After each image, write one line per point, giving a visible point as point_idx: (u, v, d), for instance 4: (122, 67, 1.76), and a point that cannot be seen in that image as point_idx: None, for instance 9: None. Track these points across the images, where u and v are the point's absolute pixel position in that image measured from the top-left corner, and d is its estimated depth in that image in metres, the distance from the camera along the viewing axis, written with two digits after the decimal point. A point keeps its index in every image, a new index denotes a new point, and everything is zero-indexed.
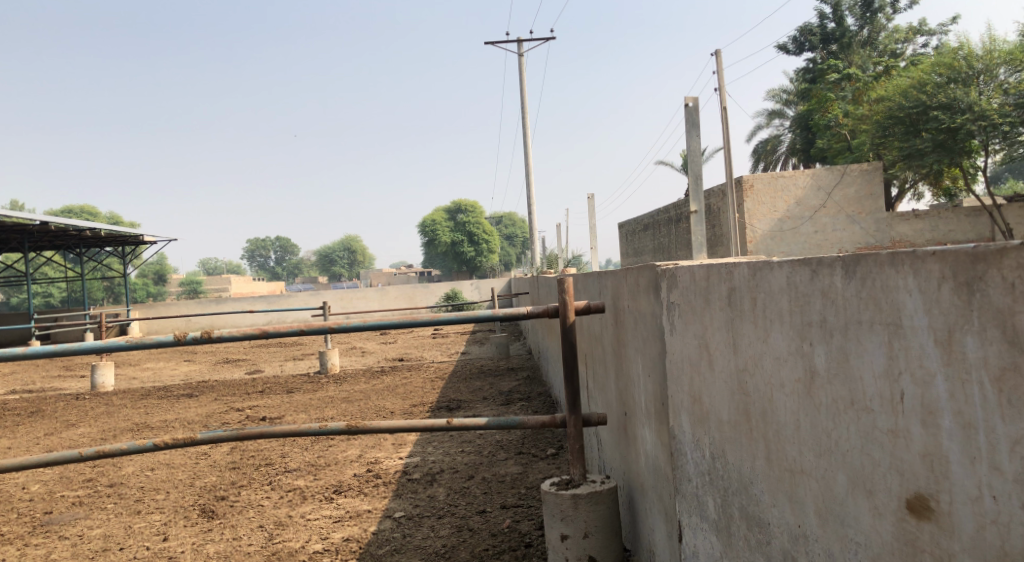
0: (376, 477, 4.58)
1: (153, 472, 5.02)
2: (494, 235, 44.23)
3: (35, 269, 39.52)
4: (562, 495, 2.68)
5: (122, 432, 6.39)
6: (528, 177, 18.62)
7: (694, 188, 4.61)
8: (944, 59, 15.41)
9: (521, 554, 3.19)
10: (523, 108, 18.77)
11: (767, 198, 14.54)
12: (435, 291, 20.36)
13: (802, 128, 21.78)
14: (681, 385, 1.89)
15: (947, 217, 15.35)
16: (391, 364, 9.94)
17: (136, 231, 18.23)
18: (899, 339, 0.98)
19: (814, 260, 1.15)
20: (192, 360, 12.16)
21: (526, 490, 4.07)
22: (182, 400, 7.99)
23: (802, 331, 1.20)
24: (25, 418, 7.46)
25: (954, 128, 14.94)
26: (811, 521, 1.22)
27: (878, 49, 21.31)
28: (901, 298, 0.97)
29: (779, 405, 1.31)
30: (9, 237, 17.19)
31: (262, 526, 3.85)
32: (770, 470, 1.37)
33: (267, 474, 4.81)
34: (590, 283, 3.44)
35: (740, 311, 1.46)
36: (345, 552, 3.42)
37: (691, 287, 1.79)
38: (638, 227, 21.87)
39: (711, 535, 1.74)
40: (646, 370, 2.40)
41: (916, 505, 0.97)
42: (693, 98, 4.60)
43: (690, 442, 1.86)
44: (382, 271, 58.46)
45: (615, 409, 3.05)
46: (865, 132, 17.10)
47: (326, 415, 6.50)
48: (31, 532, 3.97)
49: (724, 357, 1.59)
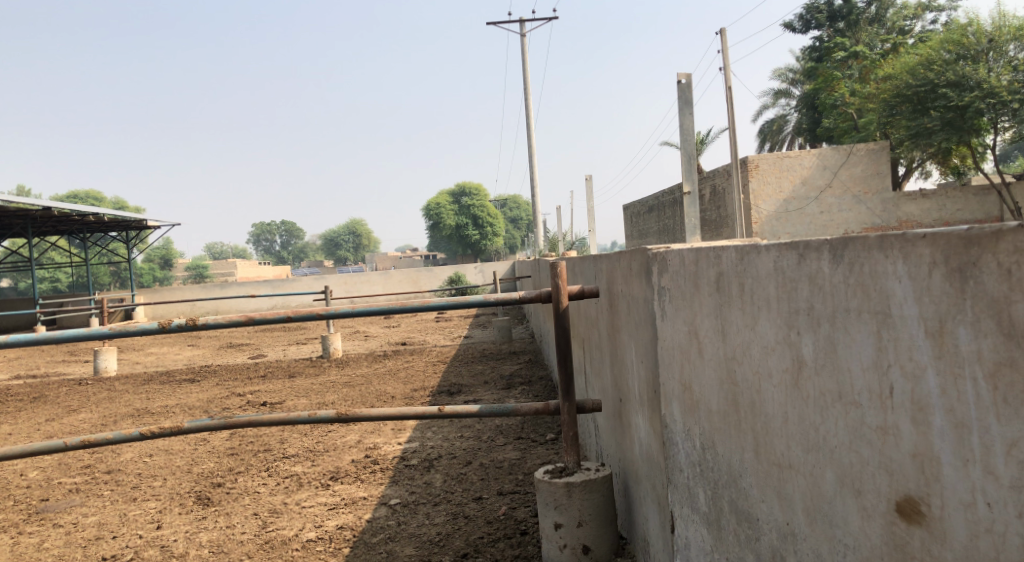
0: (374, 463, 4.54)
1: (151, 458, 4.99)
2: (497, 217, 44.01)
3: (41, 255, 39.85)
4: (556, 484, 2.62)
5: (123, 417, 6.38)
6: (531, 159, 18.56)
7: (686, 167, 4.52)
8: (953, 35, 15.18)
9: (516, 542, 3.14)
10: (526, 89, 18.68)
11: (773, 178, 14.46)
12: (439, 274, 20.27)
13: (809, 107, 21.56)
14: (672, 372, 1.82)
15: (955, 197, 15.18)
16: (394, 348, 9.92)
17: (139, 216, 18.23)
18: (889, 330, 0.91)
19: (802, 244, 1.08)
20: (196, 345, 12.18)
21: (524, 476, 4.03)
22: (184, 385, 8.00)
23: (790, 318, 1.13)
24: (27, 404, 7.47)
25: (963, 106, 14.77)
26: (800, 519, 1.15)
27: (885, 26, 21.07)
28: (889, 285, 0.90)
29: (766, 397, 1.24)
30: (13, 222, 17.20)
31: (257, 514, 3.81)
32: (759, 463, 1.31)
33: (265, 460, 4.78)
34: (585, 267, 3.36)
35: (729, 297, 1.39)
36: (339, 540, 3.38)
37: (681, 271, 1.71)
38: (643, 209, 21.76)
39: (703, 528, 1.68)
40: (640, 357, 2.33)
41: (906, 509, 0.90)
42: (685, 75, 4.50)
43: (681, 433, 1.80)
44: (387, 256, 58.59)
45: (610, 395, 2.98)
46: (872, 111, 16.91)
47: (326, 400, 6.46)
48: (26, 520, 3.95)
49: (713, 345, 1.52)
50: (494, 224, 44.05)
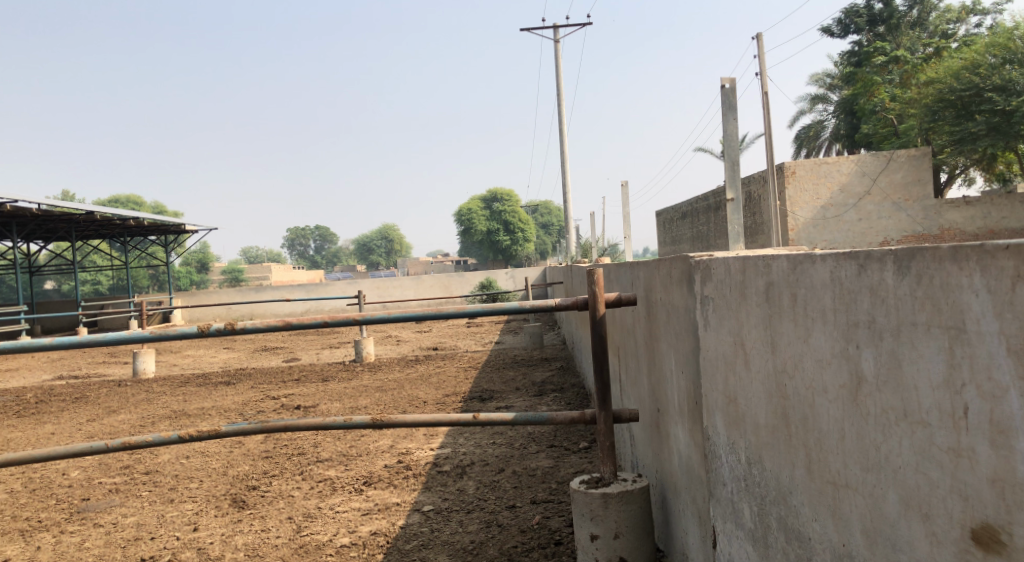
0: (407, 468, 4.52)
1: (188, 460, 5.04)
2: (529, 224, 44.03)
3: (84, 258, 40.97)
4: (592, 494, 2.57)
5: (160, 419, 6.45)
6: (565, 165, 18.54)
7: (730, 173, 4.45)
8: (999, 39, 14.85)
9: (551, 553, 3.10)
10: (560, 95, 18.68)
11: (810, 185, 14.24)
12: (471, 281, 20.31)
13: (847, 113, 21.20)
14: (715, 383, 1.78)
15: (1000, 204, 14.80)
16: (426, 353, 9.93)
17: (179, 220, 18.56)
18: (962, 346, 0.86)
19: (861, 254, 1.04)
20: (232, 347, 12.33)
21: (557, 485, 3.99)
22: (220, 388, 8.08)
23: (848, 331, 1.08)
24: (69, 404, 7.61)
25: (1009, 111, 14.43)
26: (857, 541, 1.10)
27: (928, 30, 20.70)
28: (964, 299, 0.85)
29: (820, 412, 1.19)
30: (58, 226, 17.62)
31: (291, 517, 3.82)
32: (811, 481, 1.26)
33: (299, 464, 4.80)
34: (622, 273, 3.32)
35: (780, 308, 1.34)
36: (372, 546, 3.37)
37: (726, 280, 1.67)
38: (676, 215, 21.60)
39: (747, 544, 1.63)
40: (680, 367, 2.29)
41: (982, 536, 0.85)
42: (729, 79, 4.43)
43: (724, 446, 1.75)
44: (419, 262, 58.98)
45: (647, 405, 2.93)
46: (913, 117, 16.58)
47: (359, 404, 6.48)
48: (67, 519, 4.00)
49: (761, 357, 1.48)
50: (525, 230, 44.06)
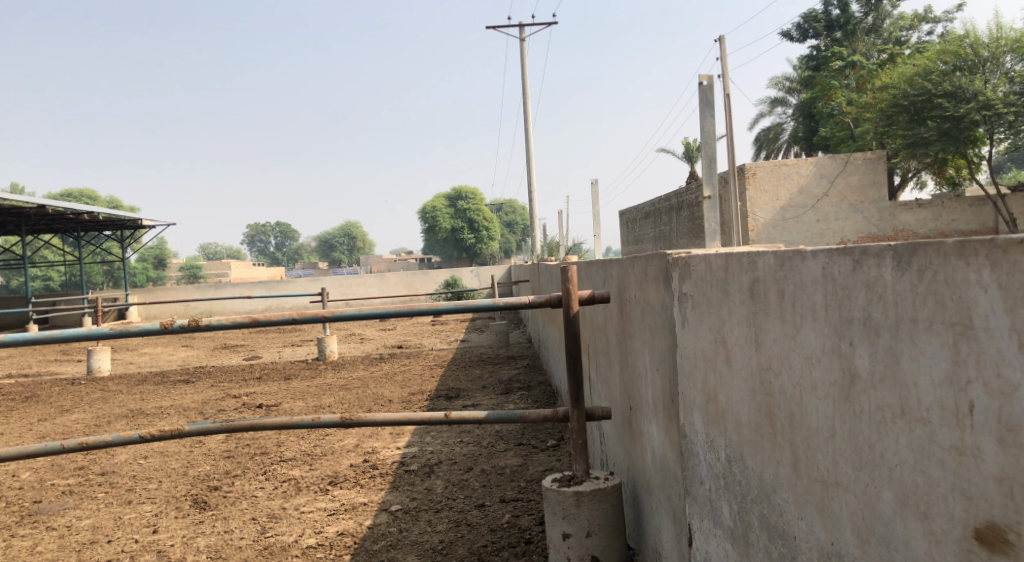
0: (373, 468, 4.46)
1: (146, 460, 4.90)
2: (493, 222, 44.00)
3: (33, 253, 39.89)
4: (564, 492, 2.55)
5: (116, 418, 6.26)
6: (529, 163, 18.53)
7: (707, 170, 4.47)
8: (950, 46, 15.31)
9: (521, 551, 3.08)
10: (525, 93, 18.68)
11: (769, 186, 14.47)
12: (435, 278, 20.19)
13: (805, 116, 21.56)
14: (694, 381, 1.77)
15: (952, 207, 15.20)
16: (390, 351, 9.83)
17: (134, 215, 18.08)
18: (970, 342, 0.85)
19: (856, 250, 1.03)
20: (190, 345, 12.06)
21: (527, 483, 3.96)
22: (178, 386, 7.89)
23: (841, 328, 1.08)
24: (19, 404, 7.36)
25: (959, 116, 14.88)
26: (847, 540, 1.09)
27: (883, 36, 21.17)
28: (973, 295, 0.85)
29: (809, 409, 1.19)
30: (6, 220, 17.02)
31: (255, 518, 3.74)
32: (797, 480, 1.25)
33: (262, 464, 4.70)
34: (594, 271, 3.31)
35: (765, 304, 1.33)
36: (339, 547, 3.31)
37: (707, 277, 1.66)
38: (639, 215, 21.71)
39: (726, 542, 1.62)
40: (655, 364, 2.28)
41: (987, 536, 0.85)
42: (707, 77, 4.45)
43: (702, 444, 1.74)
44: (382, 259, 58.46)
45: (619, 403, 2.92)
46: (869, 121, 16.93)
47: (322, 403, 6.38)
48: (18, 522, 3.86)
49: (744, 355, 1.47)
50: (489, 228, 43.99)
